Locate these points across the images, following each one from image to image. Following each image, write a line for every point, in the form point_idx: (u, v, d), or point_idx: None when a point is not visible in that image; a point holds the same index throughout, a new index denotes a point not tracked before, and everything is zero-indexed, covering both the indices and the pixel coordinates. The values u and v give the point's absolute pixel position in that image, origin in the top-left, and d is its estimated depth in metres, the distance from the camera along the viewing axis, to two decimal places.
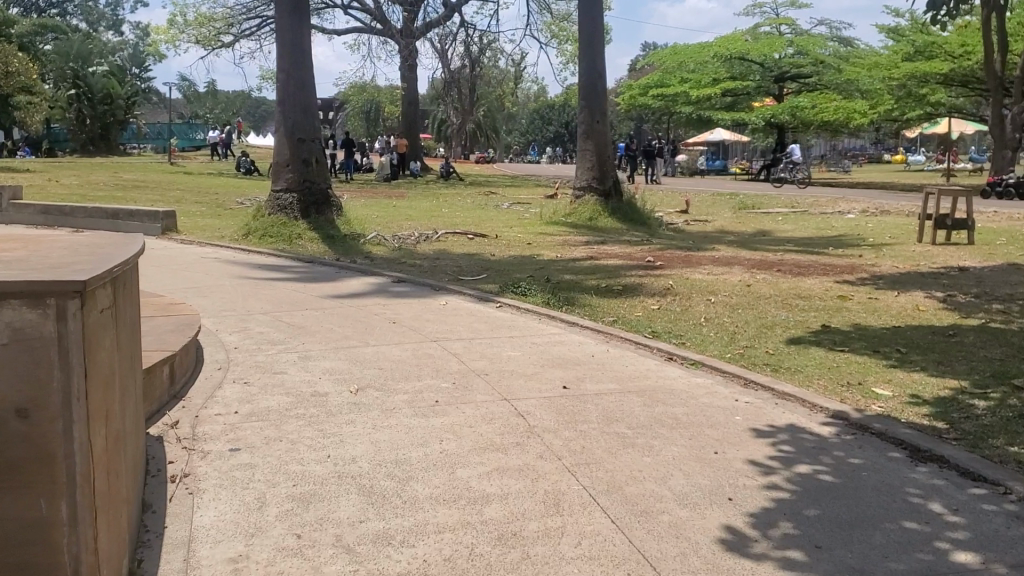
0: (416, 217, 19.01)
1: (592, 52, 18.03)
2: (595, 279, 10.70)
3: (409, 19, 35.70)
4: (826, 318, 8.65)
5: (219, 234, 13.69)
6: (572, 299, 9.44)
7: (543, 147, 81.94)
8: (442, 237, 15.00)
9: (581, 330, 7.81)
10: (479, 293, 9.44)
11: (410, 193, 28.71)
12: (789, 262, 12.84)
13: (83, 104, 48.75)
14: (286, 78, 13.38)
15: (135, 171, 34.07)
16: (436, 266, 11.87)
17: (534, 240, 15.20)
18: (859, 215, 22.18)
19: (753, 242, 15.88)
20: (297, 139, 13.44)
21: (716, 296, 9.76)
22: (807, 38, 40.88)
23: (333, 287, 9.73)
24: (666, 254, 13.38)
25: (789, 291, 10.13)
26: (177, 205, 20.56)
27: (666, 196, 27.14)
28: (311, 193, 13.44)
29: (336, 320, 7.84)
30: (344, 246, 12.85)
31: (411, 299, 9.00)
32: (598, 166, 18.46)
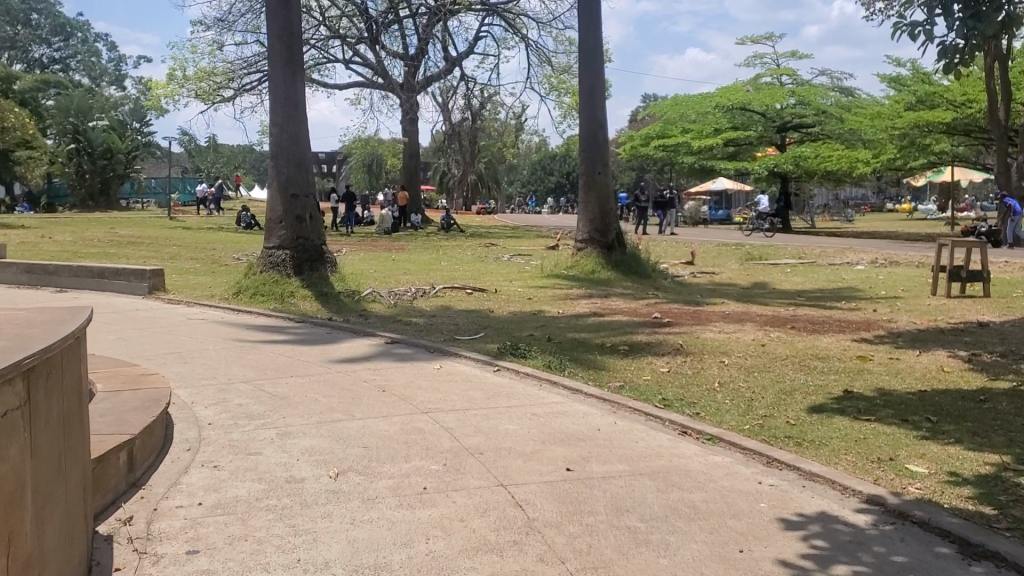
0: (415, 271, 18.54)
1: (593, 103, 17.75)
2: (600, 339, 10.15)
3: (409, 72, 35.68)
4: (848, 382, 8.09)
5: (208, 293, 13.21)
6: (576, 361, 8.92)
7: (545, 197, 81.94)
8: (440, 292, 14.50)
9: (585, 397, 7.28)
10: (477, 355, 8.93)
11: (410, 245, 28.33)
12: (801, 318, 12.31)
13: (83, 158, 48.70)
14: (280, 131, 13.00)
15: (132, 226, 33.75)
16: (432, 325, 11.36)
17: (537, 295, 14.72)
18: (867, 266, 21.73)
19: (762, 296, 15.38)
20: (291, 195, 12.99)
21: (727, 357, 9.23)
22: (808, 88, 40.76)
23: (323, 350, 9.23)
24: (673, 309, 12.87)
25: (805, 351, 9.58)
26: (171, 261, 20.15)
27: (670, 247, 26.74)
28: (305, 249, 12.96)
29: (322, 389, 7.33)
30: (337, 304, 12.35)
31: (405, 363, 8.49)
32: (600, 217, 17.99)
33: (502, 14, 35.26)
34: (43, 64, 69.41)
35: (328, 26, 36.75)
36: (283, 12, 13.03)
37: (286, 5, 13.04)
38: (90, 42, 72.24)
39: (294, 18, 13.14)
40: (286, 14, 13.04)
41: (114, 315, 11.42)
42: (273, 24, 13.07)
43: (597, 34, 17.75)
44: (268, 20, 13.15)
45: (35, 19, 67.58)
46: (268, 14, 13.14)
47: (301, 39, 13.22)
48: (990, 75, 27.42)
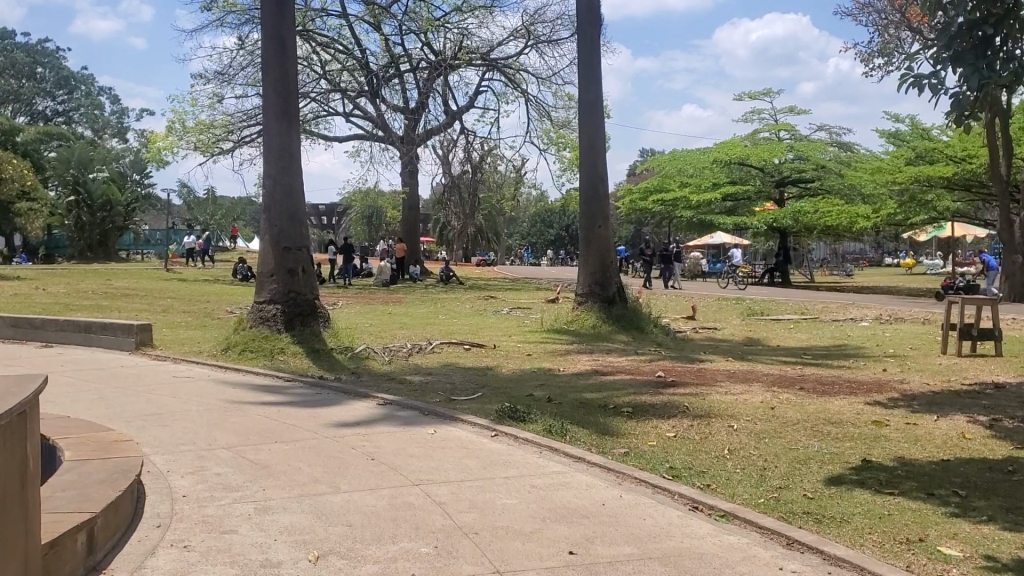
0: (411, 326, 18.12)
1: (593, 157, 17.52)
2: (601, 399, 9.72)
3: (409, 125, 35.68)
4: (865, 450, 7.66)
5: (197, 349, 12.77)
6: (576, 424, 8.46)
7: (544, 250, 81.89)
8: (436, 348, 14.08)
9: (587, 466, 6.83)
10: (473, 417, 8.47)
11: (408, 298, 27.97)
12: (810, 378, 11.90)
13: (82, 210, 48.49)
14: (273, 183, 12.71)
15: (128, 278, 33.40)
16: (428, 384, 10.93)
17: (536, 352, 14.29)
18: (872, 322, 21.36)
19: (767, 353, 14.98)
20: (283, 248, 12.62)
21: (736, 421, 8.78)
22: (807, 143, 40.78)
23: (311, 411, 8.78)
24: (678, 367, 12.45)
25: (817, 415, 9.16)
26: (163, 314, 19.72)
27: (671, 301, 26.37)
28: (296, 304, 12.56)
29: (307, 457, 6.88)
30: (329, 362, 11.92)
31: (397, 427, 8.04)
32: (600, 272, 17.62)
33: (502, 69, 35.40)
34: (46, 116, 69.76)
35: (329, 80, 36.86)
36: (279, 64, 12.83)
37: (281, 57, 12.84)
38: (94, 95, 72.77)
39: (290, 70, 12.95)
40: (281, 65, 12.84)
41: (96, 372, 10.97)
42: (268, 76, 12.86)
43: (598, 88, 17.61)
44: (263, 71, 12.94)
45: (40, 72, 68.13)
46: (263, 65, 12.93)
47: (296, 91, 13.00)
48: (991, 131, 27.37)
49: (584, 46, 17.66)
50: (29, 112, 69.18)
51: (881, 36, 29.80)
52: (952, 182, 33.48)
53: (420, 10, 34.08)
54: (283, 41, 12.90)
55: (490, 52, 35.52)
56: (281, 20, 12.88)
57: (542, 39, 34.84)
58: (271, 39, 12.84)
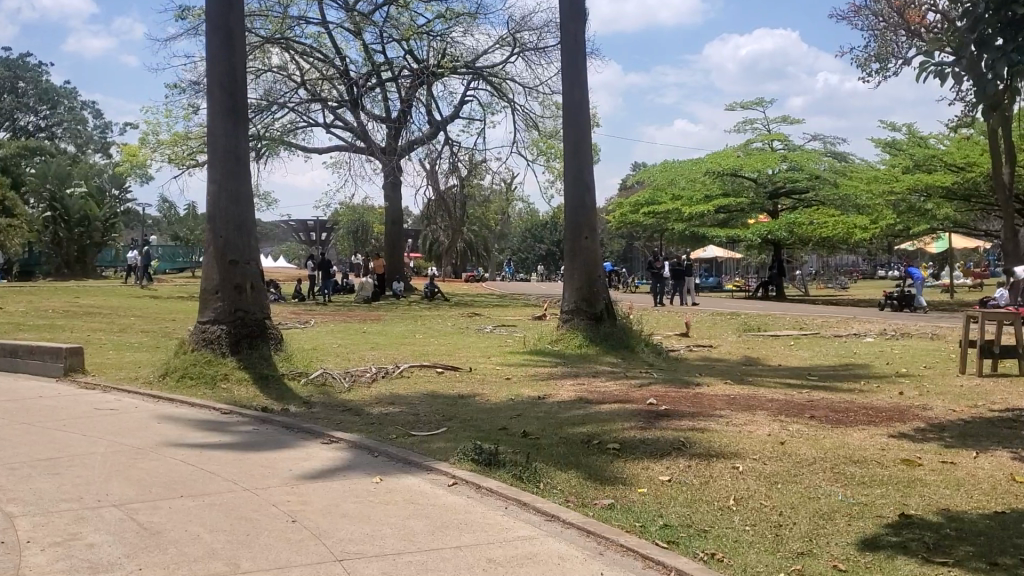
0: (383, 345, 16.78)
1: (579, 163, 16.25)
2: (583, 433, 8.41)
3: (391, 136, 34.39)
4: (900, 500, 6.37)
5: (131, 375, 11.38)
6: (555, 466, 7.17)
7: (535, 266, 80.51)
8: (404, 371, 12.77)
9: (560, 526, 5.50)
10: (428, 459, 7.13)
11: (388, 315, 26.64)
12: (820, 404, 10.58)
13: (59, 226, 46.92)
14: (218, 188, 11.36)
15: (97, 296, 32.01)
16: (386, 414, 9.58)
17: (515, 375, 12.97)
18: (877, 338, 20.09)
19: (769, 375, 13.65)
20: (229, 261, 11.24)
21: (742, 460, 7.44)
22: (800, 153, 39.58)
23: (240, 451, 7.42)
24: (672, 393, 11.13)
25: (835, 451, 7.84)
26: (116, 335, 18.34)
27: (664, 317, 25.02)
28: (244, 324, 11.20)
29: (212, 519, 5.51)
30: (279, 390, 10.58)
31: (336, 475, 6.69)
32: (586, 287, 16.27)
33: (488, 78, 34.16)
34: (28, 131, 68.42)
35: (308, 89, 35.56)
36: (226, 58, 11.50)
37: (228, 49, 11.51)
38: (76, 110, 71.16)
39: (238, 64, 11.61)
40: (229, 57, 11.50)
41: (9, 404, 9.59)
42: (213, 70, 11.52)
43: (584, 89, 16.35)
44: (207, 66, 11.60)
45: (21, 86, 66.94)
46: (208, 58, 11.60)
47: (245, 87, 11.68)
48: (995, 138, 26.23)
49: (568, 43, 16.40)
50: (10, 127, 67.98)
51: (879, 39, 28.56)
52: (951, 191, 32.29)
53: (403, 17, 32.84)
54: (231, 32, 11.58)
55: (475, 61, 34.27)
56: (229, 8, 11.56)
57: (528, 47, 33.64)
58: (216, 30, 11.51)
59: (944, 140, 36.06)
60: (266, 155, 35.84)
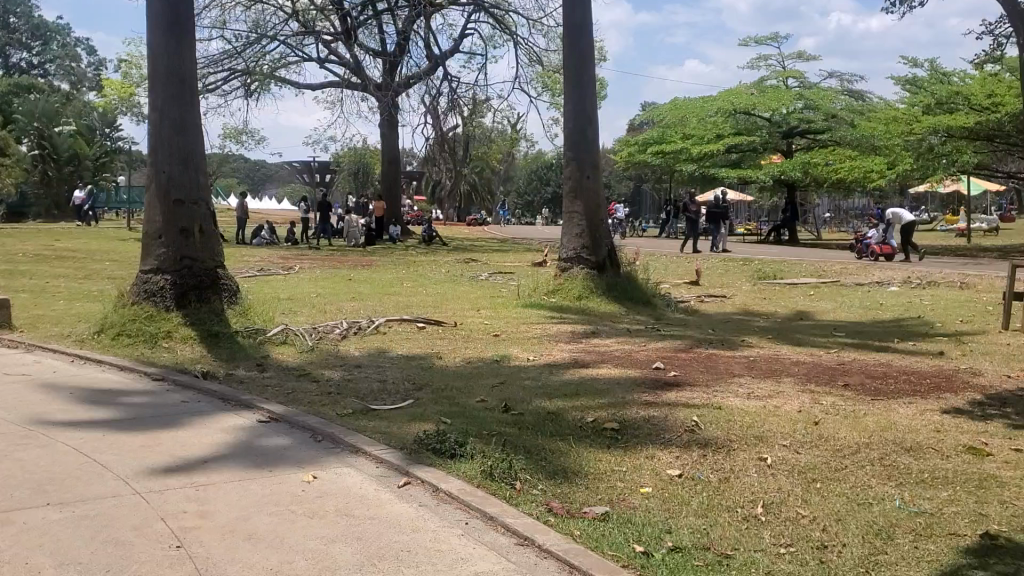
0: (365, 296, 15.37)
1: (580, 92, 14.64)
2: (573, 412, 7.04)
3: (387, 71, 32.65)
4: (976, 508, 4.98)
5: (65, 330, 9.98)
6: (538, 460, 5.79)
7: (540, 209, 78.79)
8: (381, 326, 11.37)
9: (534, 557, 4.13)
10: (379, 446, 5.76)
11: (380, 260, 25.20)
12: (853, 370, 9.18)
13: (48, 165, 45.29)
14: (159, 116, 9.84)
15: (81, 238, 30.68)
16: (349, 382, 8.19)
17: (506, 332, 11.53)
18: (902, 288, 18.52)
19: (790, 333, 12.26)
20: (173, 200, 9.74)
21: (768, 449, 6.05)
22: (817, 91, 37.49)
23: (154, 437, 6.02)
24: (683, 355, 9.71)
25: (881, 434, 6.46)
26: (81, 282, 16.97)
27: (672, 264, 23.57)
28: (190, 274, 9.75)
29: (71, 542, 4.14)
30: (230, 350, 9.21)
31: (259, 471, 5.33)
32: (588, 231, 14.76)
33: (489, 10, 32.16)
34: (20, 68, 66.16)
35: (300, 21, 33.66)
36: None
37: None
38: (70, 46, 68.80)
39: None
40: None
41: None
42: None
43: (586, 8, 14.68)
44: None
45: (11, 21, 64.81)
46: None
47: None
48: None
49: None
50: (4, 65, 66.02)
51: None
52: (976, 132, 30.39)
53: None
54: None
55: None
56: None
57: None
58: None
59: (967, 77, 34.06)
60: (256, 91, 34.07)
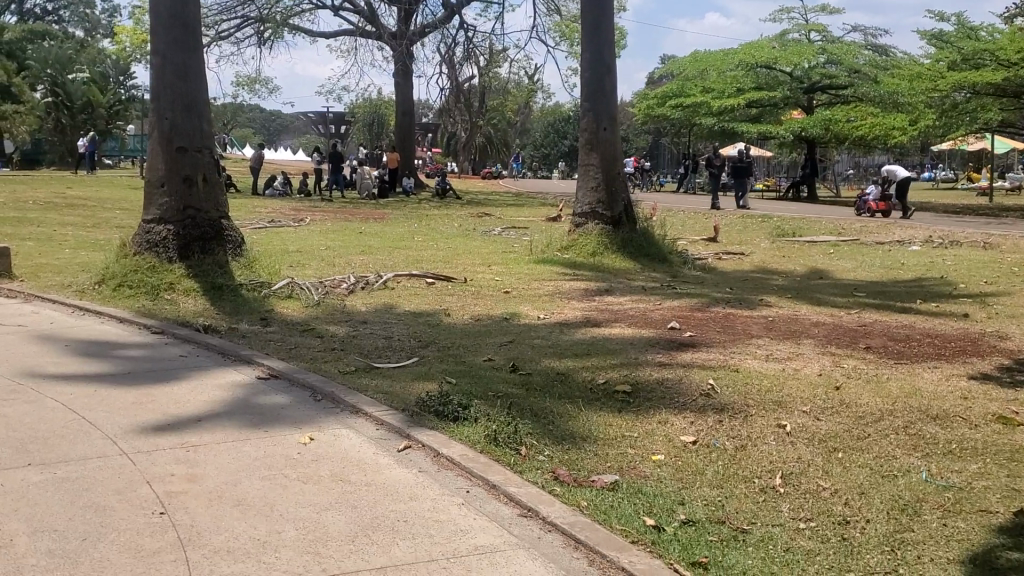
0: (375, 249, 15.12)
1: (599, 40, 14.16)
2: (583, 372, 6.78)
3: (402, 20, 32.01)
4: (1008, 484, 4.70)
5: (66, 281, 9.77)
6: (545, 425, 5.54)
7: (556, 163, 78.12)
8: (390, 281, 11.12)
9: (537, 529, 3.89)
10: (381, 407, 5.52)
11: (393, 212, 24.92)
12: (876, 332, 8.87)
13: (61, 113, 44.91)
14: (161, 60, 9.49)
15: (93, 186, 30.51)
16: (354, 337, 7.97)
17: (517, 288, 11.24)
18: (924, 247, 18.09)
19: (810, 292, 11.93)
20: (176, 148, 9.45)
21: (787, 415, 5.78)
22: (840, 45, 36.58)
23: (147, 394, 5.80)
24: (699, 314, 9.41)
25: (905, 400, 6.17)
26: (90, 231, 16.78)
27: (689, 221, 23.18)
28: (194, 224, 9.48)
29: (49, 508, 3.95)
30: (233, 304, 8.99)
31: (254, 431, 5.11)
32: (604, 185, 14.39)
33: None
34: (34, 14, 65.66)
35: None
36: None
37: None
38: None
39: None
40: None
41: None
42: None
43: None
44: None
45: None
46: None
47: None
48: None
49: None
50: (18, 11, 65.47)
51: None
52: (1003, 89, 29.58)
53: None
54: None
55: None
56: None
57: None
58: None
59: (996, 32, 33.10)
60: (269, 38, 33.51)
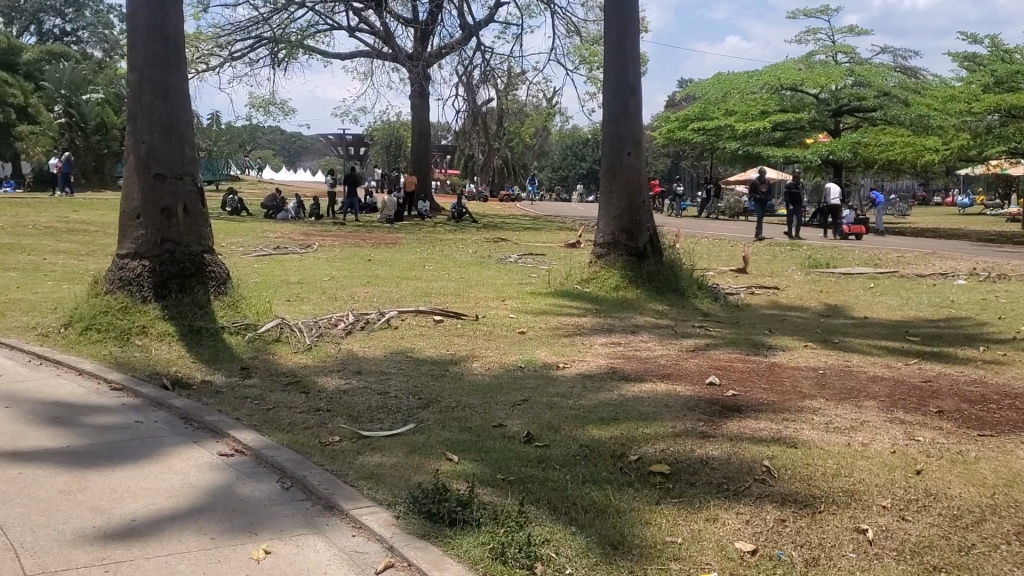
0: (382, 279, 14.12)
1: (623, 58, 13.18)
2: (609, 445, 5.70)
3: (418, 41, 31.20)
4: None
5: (32, 322, 8.80)
6: (566, 523, 4.49)
7: (576, 184, 77.40)
8: (392, 320, 10.07)
9: None
10: (361, 503, 4.46)
11: (406, 238, 24.02)
12: (944, 388, 7.72)
13: (75, 134, 43.48)
14: (138, 78, 8.54)
15: (102, 209, 29.79)
16: (343, 394, 6.91)
17: (532, 329, 10.18)
18: (970, 281, 16.87)
19: (855, 335, 10.81)
20: (153, 175, 8.48)
21: (865, 513, 4.70)
22: (868, 67, 35.39)
23: (79, 478, 4.77)
24: (739, 366, 8.30)
25: (1004, 492, 5.03)
26: (84, 258, 15.90)
27: (715, 248, 22.10)
28: (172, 259, 8.50)
29: None
30: (211, 350, 7.99)
31: (198, 536, 4.08)
32: (627, 215, 13.32)
33: None
34: (53, 35, 65.59)
35: None
36: None
37: None
38: (104, 13, 67.86)
39: None
40: None
41: None
42: None
43: None
44: None
45: None
46: None
47: None
48: None
49: None
50: (37, 32, 65.40)
51: None
52: None
53: None
54: None
55: None
56: None
57: None
58: None
59: None
60: (283, 59, 32.77)
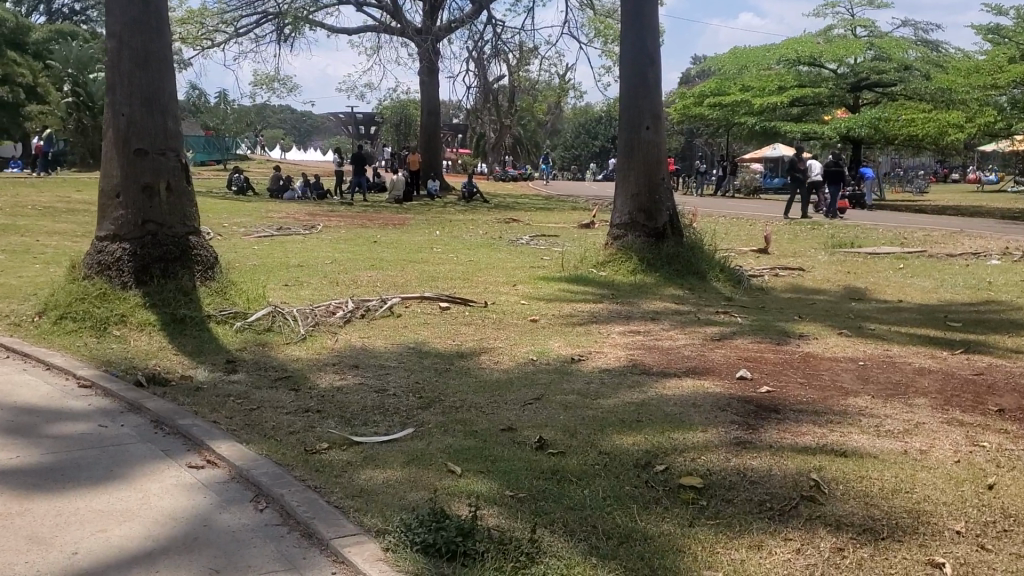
0: (386, 262, 13.45)
1: (641, 26, 12.40)
2: (632, 453, 5.02)
3: (427, 15, 30.36)
4: None
5: (7, 309, 8.19)
6: (586, 552, 3.83)
7: (588, 163, 76.57)
8: (394, 307, 9.40)
9: None
10: (348, 530, 3.81)
11: (414, 217, 23.38)
12: (999, 382, 6.99)
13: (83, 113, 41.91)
14: (117, 46, 7.84)
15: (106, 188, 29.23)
16: (335, 392, 6.24)
17: (545, 316, 9.51)
18: (1002, 261, 16.07)
19: (889, 321, 10.08)
20: (134, 151, 7.80)
21: (940, 541, 4.00)
22: (889, 40, 34.41)
23: (23, 499, 4.15)
24: (771, 356, 7.60)
25: None
26: (78, 240, 15.30)
27: (733, 228, 21.34)
28: (155, 242, 7.85)
29: None
30: (194, 341, 7.35)
31: None
32: (645, 193, 12.59)
33: None
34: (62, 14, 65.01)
35: None
36: None
37: None
38: None
39: None
40: None
41: None
42: None
43: None
44: None
45: None
46: None
47: None
48: None
49: None
50: (46, 11, 64.84)
51: None
52: None
53: None
54: None
55: None
56: None
57: None
58: None
59: None
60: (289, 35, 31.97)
